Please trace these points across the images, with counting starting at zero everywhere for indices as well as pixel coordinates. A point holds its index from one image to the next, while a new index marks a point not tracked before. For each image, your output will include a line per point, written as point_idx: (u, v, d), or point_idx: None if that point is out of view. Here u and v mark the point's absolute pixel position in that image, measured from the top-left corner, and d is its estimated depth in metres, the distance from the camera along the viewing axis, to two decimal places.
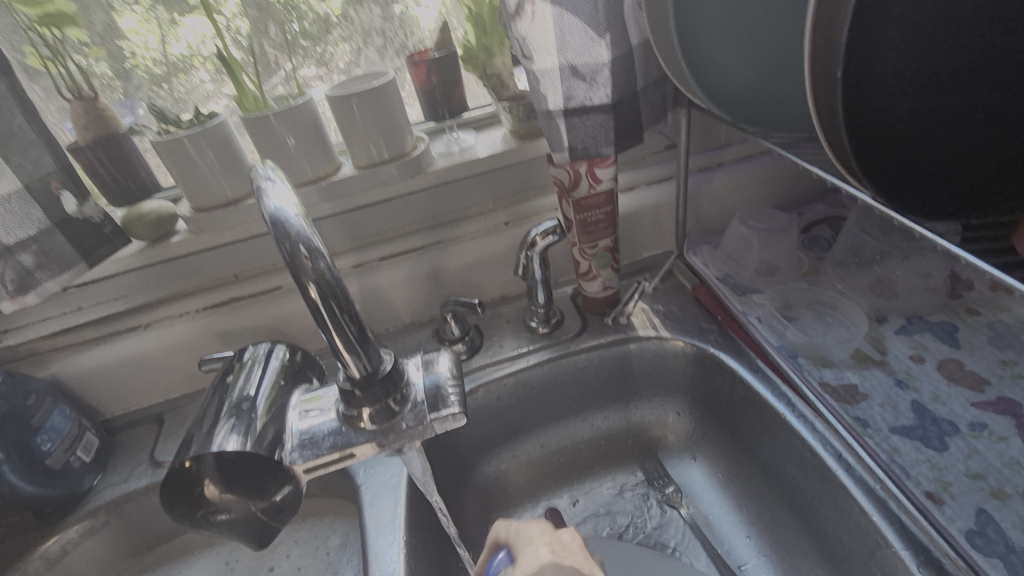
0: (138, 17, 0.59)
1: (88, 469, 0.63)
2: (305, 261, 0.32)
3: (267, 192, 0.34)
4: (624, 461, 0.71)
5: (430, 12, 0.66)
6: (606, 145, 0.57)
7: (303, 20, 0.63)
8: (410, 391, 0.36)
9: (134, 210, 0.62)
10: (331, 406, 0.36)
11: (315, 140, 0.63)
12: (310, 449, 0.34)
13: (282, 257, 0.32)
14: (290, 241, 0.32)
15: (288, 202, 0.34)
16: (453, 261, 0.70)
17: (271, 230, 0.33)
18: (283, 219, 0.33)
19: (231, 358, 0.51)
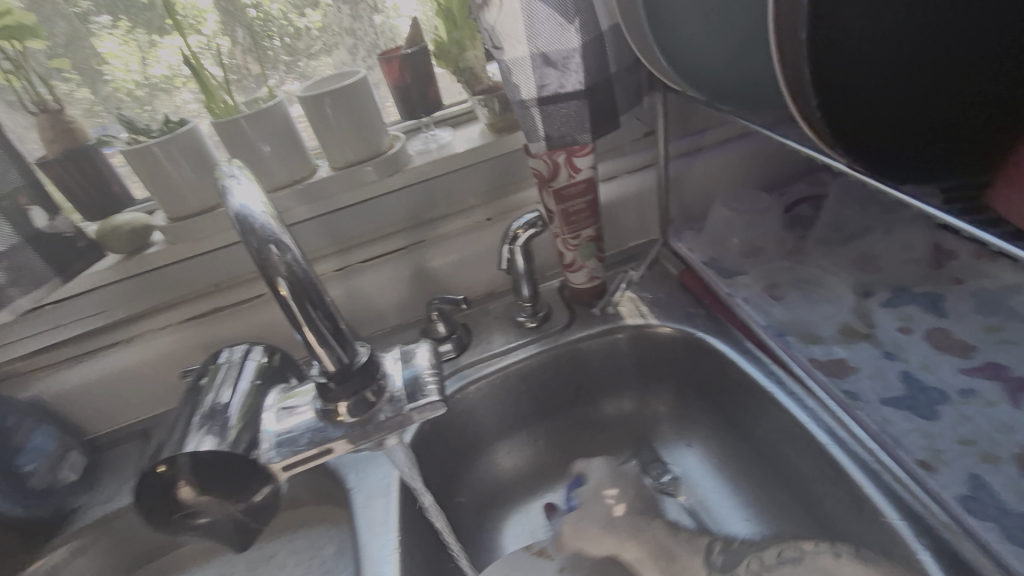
0: (118, 41, 0.60)
1: (74, 488, 0.62)
2: (270, 255, 0.31)
3: (232, 192, 0.34)
4: (620, 452, 0.70)
5: (409, 20, 0.67)
6: (582, 132, 0.57)
7: (282, 35, 0.65)
8: (387, 383, 0.36)
9: (108, 222, 0.61)
10: (307, 405, 0.37)
11: (290, 144, 0.63)
12: (287, 447, 0.35)
13: (250, 255, 0.31)
14: (257, 236, 0.31)
15: (254, 199, 0.33)
16: (438, 260, 0.71)
17: (237, 227, 0.32)
18: (247, 215, 0.32)
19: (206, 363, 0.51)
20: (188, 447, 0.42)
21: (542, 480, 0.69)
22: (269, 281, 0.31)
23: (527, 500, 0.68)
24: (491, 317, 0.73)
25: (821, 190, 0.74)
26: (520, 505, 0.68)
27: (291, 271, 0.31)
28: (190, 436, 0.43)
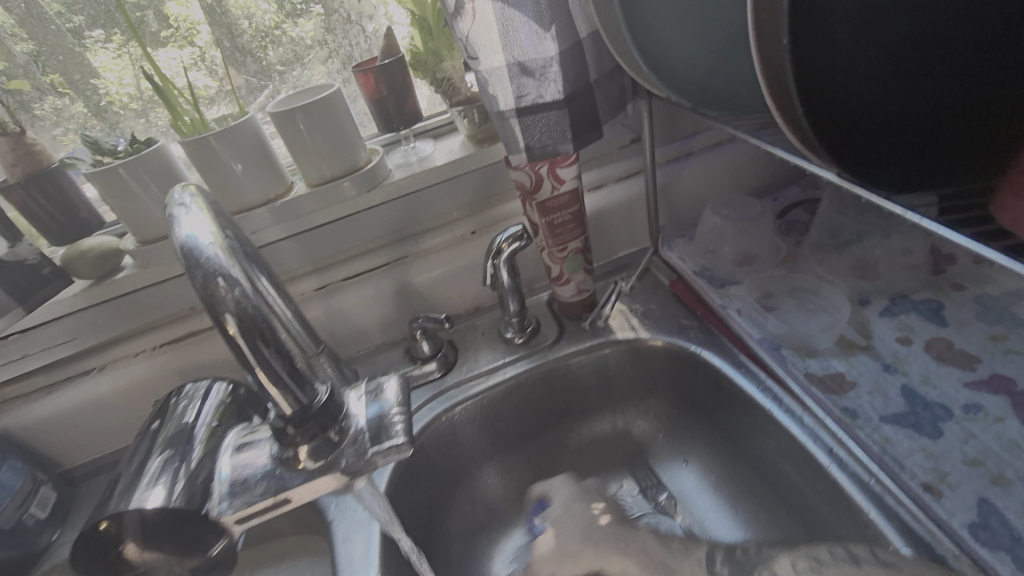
0: (112, 54, 0.59)
1: (44, 526, 0.59)
2: (218, 292, 0.29)
3: (179, 221, 0.31)
4: (614, 469, 0.68)
5: (403, 28, 0.65)
6: (564, 143, 0.55)
7: (277, 46, 0.63)
8: (351, 423, 0.36)
9: (75, 247, 0.59)
10: (263, 447, 0.36)
11: (262, 162, 0.60)
12: (237, 497, 0.34)
13: (196, 290, 0.29)
14: (203, 271, 0.29)
15: (201, 228, 0.31)
16: (421, 274, 0.68)
17: (182, 261, 0.30)
18: (194, 248, 0.30)
19: (170, 396, 0.51)
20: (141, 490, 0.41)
21: None
22: (216, 319, 0.29)
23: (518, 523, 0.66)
24: (479, 332, 0.71)
25: (814, 195, 0.72)
26: (511, 529, 0.65)
27: (240, 307, 0.29)
28: (143, 482, 0.42)
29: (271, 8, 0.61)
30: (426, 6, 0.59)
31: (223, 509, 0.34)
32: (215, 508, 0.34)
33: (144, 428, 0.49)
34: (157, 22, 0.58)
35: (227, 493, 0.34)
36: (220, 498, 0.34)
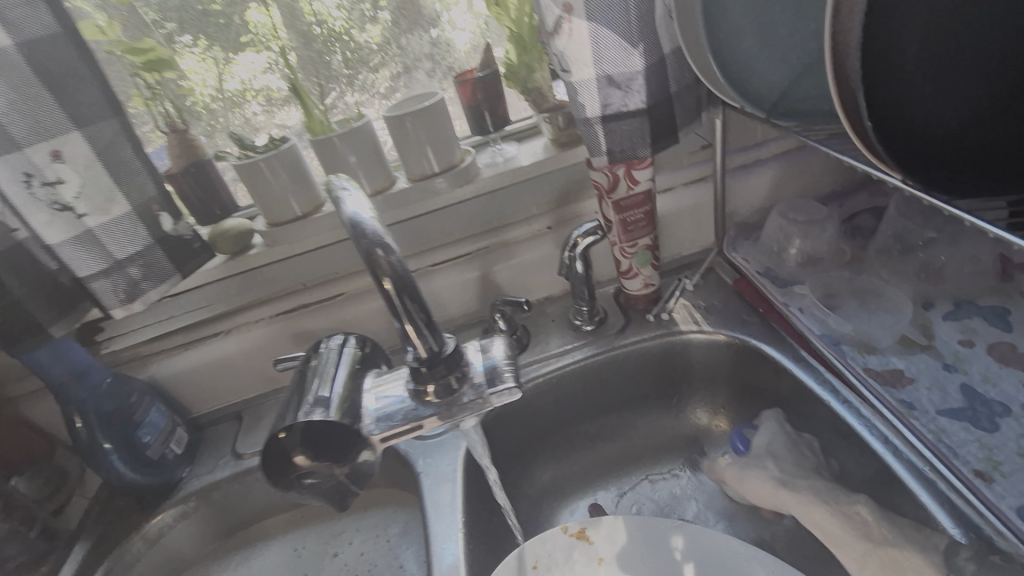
0: (197, 58, 0.68)
1: (180, 461, 0.70)
2: (375, 254, 0.37)
3: (345, 200, 0.40)
4: (670, 454, 0.73)
5: (464, 34, 0.73)
6: (642, 147, 0.61)
7: (344, 49, 0.71)
8: (469, 371, 0.44)
9: (219, 226, 0.70)
10: (400, 386, 0.45)
11: (373, 159, 0.69)
12: (386, 422, 0.43)
13: (361, 255, 0.37)
14: (367, 240, 0.37)
15: (363, 208, 0.39)
16: (502, 265, 0.76)
17: (350, 231, 0.38)
18: (360, 220, 0.38)
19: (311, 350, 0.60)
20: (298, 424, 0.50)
21: (595, 476, 0.73)
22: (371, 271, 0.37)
23: (579, 497, 0.72)
24: (550, 319, 0.78)
25: (882, 201, 0.74)
26: (572, 500, 0.71)
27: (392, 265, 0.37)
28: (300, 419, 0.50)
29: (342, 15, 0.69)
30: (523, 24, 0.66)
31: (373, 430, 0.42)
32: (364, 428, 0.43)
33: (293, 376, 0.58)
34: (242, 28, 0.67)
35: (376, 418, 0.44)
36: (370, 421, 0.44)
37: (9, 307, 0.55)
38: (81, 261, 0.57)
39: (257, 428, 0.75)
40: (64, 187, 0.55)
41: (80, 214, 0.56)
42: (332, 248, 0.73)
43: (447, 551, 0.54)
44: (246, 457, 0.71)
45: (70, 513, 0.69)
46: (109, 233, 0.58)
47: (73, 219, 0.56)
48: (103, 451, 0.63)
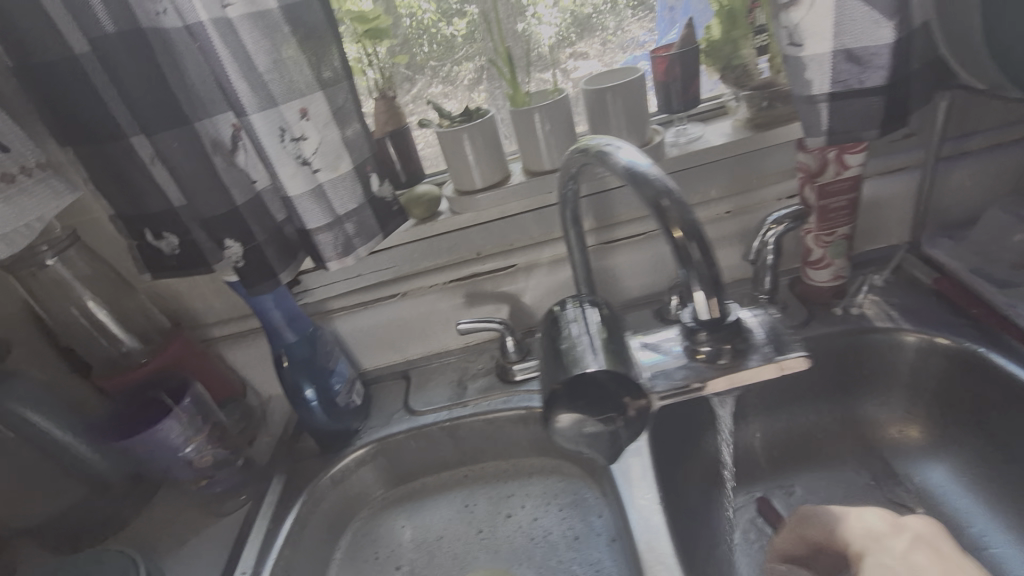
0: None
1: (359, 413, 0.73)
2: (662, 203, 0.38)
3: (620, 154, 0.44)
4: (844, 457, 0.70)
5: (550, 28, 0.72)
6: (870, 129, 0.57)
7: (429, 43, 0.72)
8: (751, 336, 0.40)
9: (411, 192, 0.73)
10: (672, 348, 0.42)
11: (566, 133, 0.70)
12: (664, 379, 0.39)
13: (647, 204, 0.39)
14: (653, 185, 0.38)
15: (638, 156, 0.42)
16: (676, 246, 0.75)
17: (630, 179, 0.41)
18: (637, 168, 0.41)
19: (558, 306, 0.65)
20: None
21: (757, 472, 0.71)
22: (661, 224, 0.38)
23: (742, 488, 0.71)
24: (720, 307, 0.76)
25: None
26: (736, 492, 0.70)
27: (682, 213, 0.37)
28: None
29: (431, 7, 0.69)
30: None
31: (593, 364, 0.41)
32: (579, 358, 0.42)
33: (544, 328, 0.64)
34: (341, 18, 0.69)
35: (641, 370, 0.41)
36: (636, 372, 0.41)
37: (252, 250, 0.60)
38: (311, 213, 0.61)
39: (427, 387, 0.77)
40: (307, 143, 0.59)
41: (315, 169, 0.60)
42: (513, 221, 0.75)
43: (647, 526, 0.53)
44: (421, 414, 0.73)
45: (258, 448, 0.75)
46: (335, 189, 0.62)
47: (310, 173, 0.60)
48: (302, 393, 0.68)
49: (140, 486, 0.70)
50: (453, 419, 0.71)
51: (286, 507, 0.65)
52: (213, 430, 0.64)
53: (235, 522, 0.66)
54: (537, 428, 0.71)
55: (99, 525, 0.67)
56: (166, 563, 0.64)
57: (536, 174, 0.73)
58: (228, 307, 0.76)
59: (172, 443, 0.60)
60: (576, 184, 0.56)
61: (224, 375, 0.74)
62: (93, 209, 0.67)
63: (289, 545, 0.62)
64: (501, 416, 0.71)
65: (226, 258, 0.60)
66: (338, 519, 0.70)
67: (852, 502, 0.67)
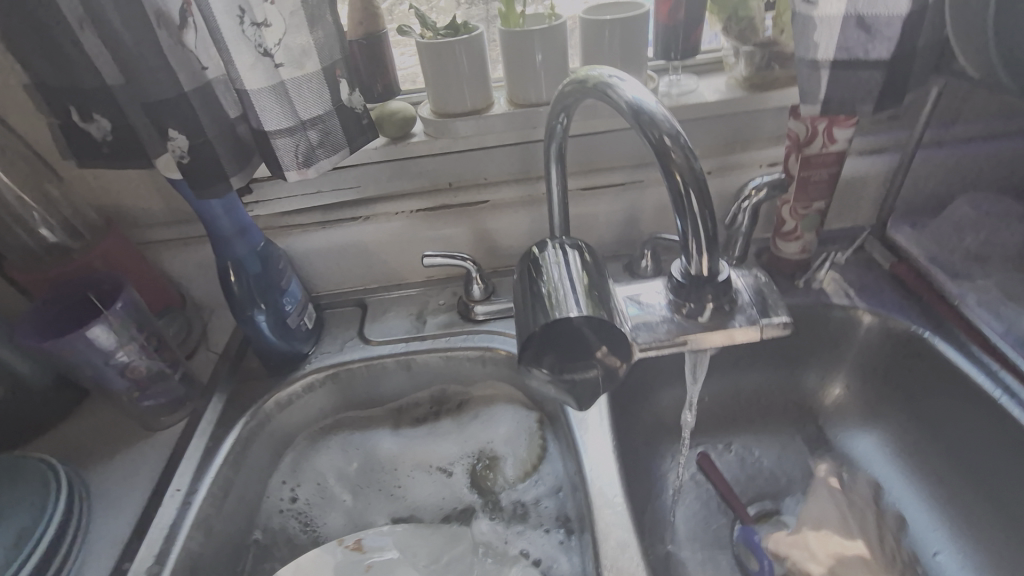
0: None
1: (309, 335, 0.71)
2: (664, 140, 0.36)
3: (623, 88, 0.40)
4: (782, 425, 0.74)
5: None
6: (864, 103, 0.56)
7: None
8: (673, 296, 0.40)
9: (383, 108, 0.67)
10: (650, 312, 0.40)
11: (559, 65, 0.65)
12: (647, 330, 0.39)
13: (649, 144, 0.36)
14: (658, 129, 0.36)
15: (643, 94, 0.39)
16: (652, 200, 0.74)
17: (633, 116, 0.38)
18: (642, 106, 0.38)
19: (527, 253, 0.47)
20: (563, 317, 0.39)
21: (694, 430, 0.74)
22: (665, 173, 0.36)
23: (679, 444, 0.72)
24: None
25: None
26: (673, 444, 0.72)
27: (685, 159, 0.36)
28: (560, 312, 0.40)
29: None
30: None
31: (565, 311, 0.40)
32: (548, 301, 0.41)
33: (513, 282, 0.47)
34: None
35: (775, 313, 0.38)
36: (739, 305, 0.39)
37: (201, 147, 0.53)
38: (272, 115, 0.54)
39: (382, 319, 0.75)
40: (270, 32, 0.52)
41: (278, 63, 0.53)
42: (490, 152, 0.71)
43: (599, 469, 0.55)
44: (374, 344, 0.72)
45: (197, 363, 0.71)
46: (299, 91, 0.55)
47: (271, 67, 0.53)
48: (251, 312, 0.64)
49: (62, 393, 0.65)
50: (409, 352, 0.70)
51: (228, 426, 0.63)
52: (149, 340, 0.59)
53: (170, 439, 0.63)
54: (495, 367, 0.70)
55: (19, 430, 0.62)
56: (92, 474, 0.60)
57: (521, 105, 0.68)
58: (170, 211, 0.69)
59: (102, 350, 0.56)
60: (568, 114, 0.52)
61: (162, 284, 0.69)
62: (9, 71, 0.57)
63: (229, 464, 0.60)
64: (459, 353, 0.70)
65: (169, 151, 0.53)
66: (283, 440, 0.69)
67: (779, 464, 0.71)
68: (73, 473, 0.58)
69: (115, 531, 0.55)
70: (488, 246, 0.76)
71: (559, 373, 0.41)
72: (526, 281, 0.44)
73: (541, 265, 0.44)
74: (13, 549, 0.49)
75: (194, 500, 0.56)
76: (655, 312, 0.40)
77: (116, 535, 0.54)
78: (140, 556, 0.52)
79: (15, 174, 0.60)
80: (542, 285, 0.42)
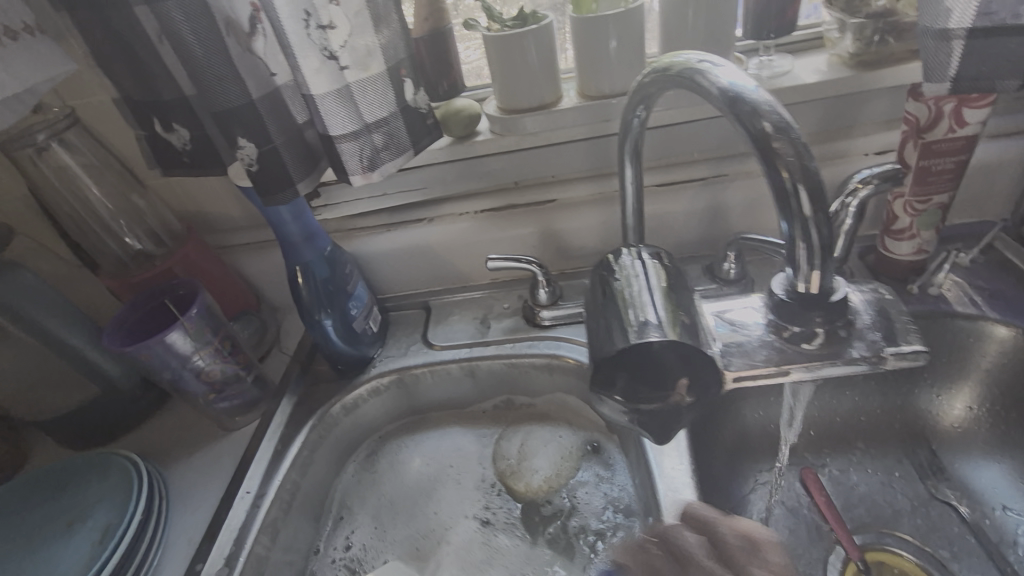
0: None
1: (375, 339, 0.70)
2: (766, 129, 0.31)
3: (715, 72, 0.35)
4: (889, 447, 0.65)
5: None
6: (1008, 77, 0.47)
7: None
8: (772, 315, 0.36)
9: (448, 106, 0.65)
10: (743, 332, 0.37)
11: (635, 51, 0.60)
12: (740, 356, 0.35)
13: (748, 136, 0.32)
14: (760, 117, 0.31)
15: (740, 78, 0.34)
16: (738, 196, 0.67)
17: (729, 104, 0.33)
18: (739, 92, 0.33)
19: (600, 265, 0.45)
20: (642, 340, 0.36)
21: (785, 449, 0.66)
22: (766, 165, 0.32)
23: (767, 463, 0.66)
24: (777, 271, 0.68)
25: None
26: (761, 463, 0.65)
27: (795, 146, 0.31)
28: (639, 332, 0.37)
29: None
30: None
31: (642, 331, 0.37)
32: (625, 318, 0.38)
33: (586, 292, 0.45)
34: None
35: (903, 340, 0.34)
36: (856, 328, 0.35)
37: (268, 154, 0.53)
38: (337, 118, 0.53)
39: (447, 322, 0.73)
40: (334, 34, 0.50)
41: (342, 66, 0.52)
42: (558, 149, 0.67)
43: (675, 497, 0.50)
44: (438, 348, 0.70)
45: (269, 364, 0.72)
46: (363, 93, 0.54)
47: (336, 70, 0.52)
48: (318, 316, 0.64)
49: (148, 392, 0.69)
50: (473, 357, 0.68)
51: (297, 429, 0.64)
52: (223, 343, 0.61)
53: (243, 439, 0.64)
54: (562, 375, 0.67)
55: (111, 426, 0.66)
56: (172, 470, 0.63)
57: (593, 98, 0.63)
58: (244, 216, 0.71)
59: (179, 354, 0.57)
60: (644, 112, 0.48)
61: (237, 288, 0.71)
62: (96, 87, 0.60)
63: (297, 467, 0.61)
64: (524, 360, 0.67)
65: (239, 159, 0.53)
66: (348, 444, 0.69)
67: (884, 493, 0.63)
68: (156, 471, 0.61)
69: (190, 528, 0.56)
70: (556, 247, 0.73)
71: (633, 402, 0.38)
72: (598, 295, 0.42)
73: (617, 277, 0.42)
74: (100, 543, 0.52)
75: (263, 502, 0.57)
76: (749, 332, 0.36)
77: (191, 533, 0.56)
78: (213, 557, 0.53)
79: (103, 185, 0.63)
80: (618, 301, 0.40)
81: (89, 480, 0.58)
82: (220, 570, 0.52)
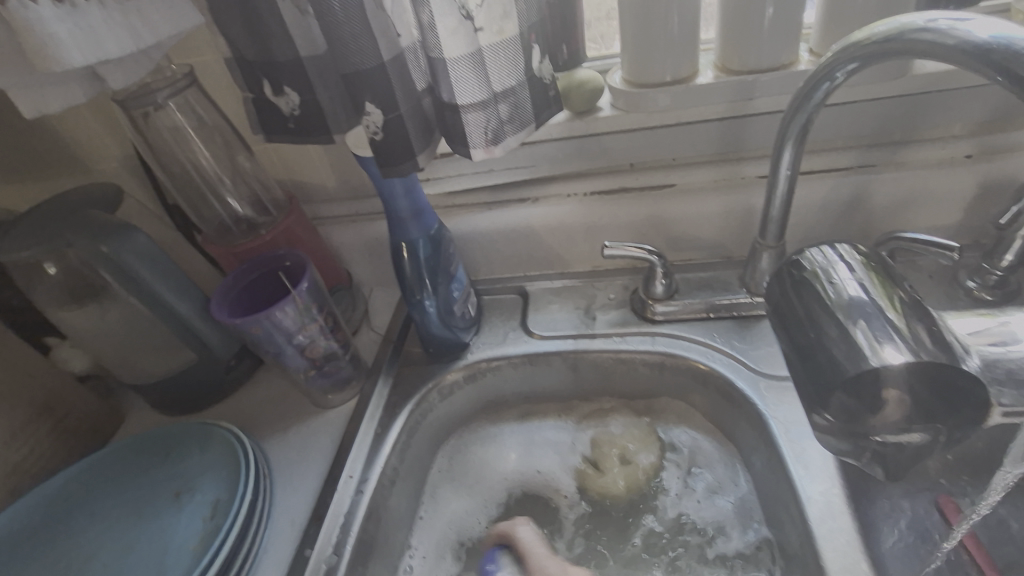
0: None
1: (471, 324, 0.67)
2: None
3: (966, 26, 0.30)
4: None
5: None
6: None
7: None
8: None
9: (570, 78, 0.60)
10: (1005, 349, 0.34)
11: (793, 21, 0.53)
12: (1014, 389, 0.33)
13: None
14: None
15: (1008, 26, 0.28)
16: (887, 189, 0.60)
17: (999, 59, 0.28)
18: (1012, 45, 0.27)
19: (785, 262, 0.44)
20: (876, 358, 0.35)
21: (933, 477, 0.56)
22: None
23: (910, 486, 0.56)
24: (924, 275, 0.61)
25: None
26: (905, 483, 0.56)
27: None
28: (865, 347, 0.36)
29: None
30: None
31: (870, 345, 0.36)
32: (843, 330, 0.38)
33: (771, 293, 0.45)
34: None
35: None
36: None
37: (393, 122, 0.49)
38: (467, 85, 0.49)
39: (546, 310, 0.69)
40: None
41: (478, 27, 0.47)
42: (686, 129, 0.61)
43: (830, 526, 0.46)
44: (538, 337, 0.66)
45: (361, 342, 0.70)
46: (495, 58, 0.49)
47: (472, 32, 0.47)
48: (420, 297, 0.61)
49: (243, 361, 0.68)
50: (579, 350, 0.64)
51: (395, 413, 0.61)
52: (327, 320, 0.58)
53: (340, 419, 0.62)
54: (674, 375, 0.62)
55: (207, 394, 0.65)
56: (269, 445, 0.61)
57: (735, 73, 0.57)
58: (343, 187, 0.68)
59: (286, 329, 0.55)
60: (848, 73, 0.40)
61: (333, 261, 0.68)
62: (208, 46, 0.57)
63: (396, 453, 0.59)
64: (634, 357, 0.62)
65: (363, 125, 0.49)
66: (442, 430, 0.66)
67: None
68: (256, 445, 0.59)
69: (293, 510, 0.55)
70: (669, 236, 0.67)
71: (845, 420, 0.41)
72: (792, 295, 0.42)
73: (812, 274, 0.42)
74: (211, 520, 0.51)
75: (366, 488, 0.55)
76: (1017, 351, 0.34)
77: (295, 515, 0.54)
78: (320, 544, 0.51)
79: (212, 148, 0.61)
80: (829, 311, 0.39)
81: (191, 450, 0.57)
82: (328, 558, 0.50)
